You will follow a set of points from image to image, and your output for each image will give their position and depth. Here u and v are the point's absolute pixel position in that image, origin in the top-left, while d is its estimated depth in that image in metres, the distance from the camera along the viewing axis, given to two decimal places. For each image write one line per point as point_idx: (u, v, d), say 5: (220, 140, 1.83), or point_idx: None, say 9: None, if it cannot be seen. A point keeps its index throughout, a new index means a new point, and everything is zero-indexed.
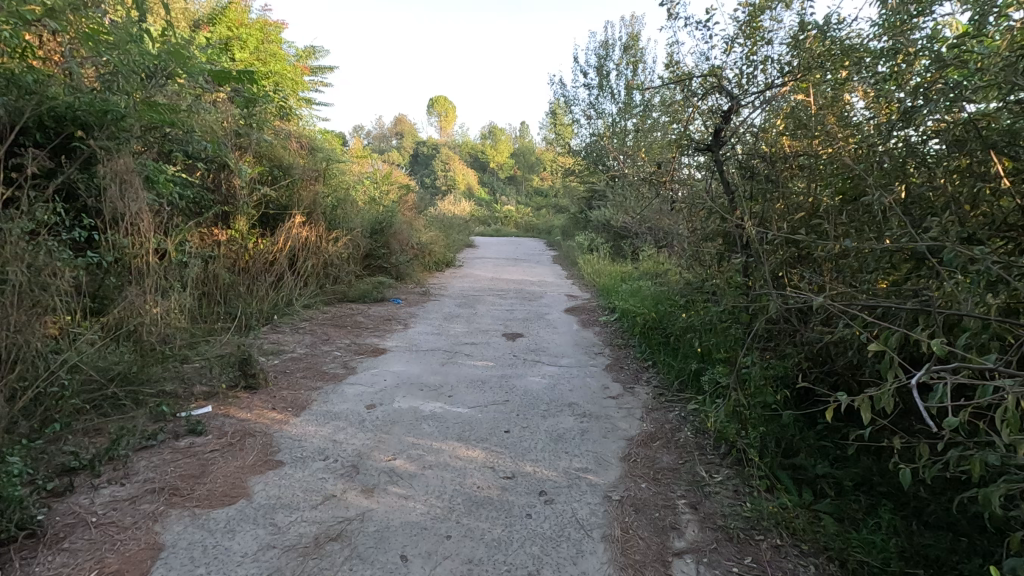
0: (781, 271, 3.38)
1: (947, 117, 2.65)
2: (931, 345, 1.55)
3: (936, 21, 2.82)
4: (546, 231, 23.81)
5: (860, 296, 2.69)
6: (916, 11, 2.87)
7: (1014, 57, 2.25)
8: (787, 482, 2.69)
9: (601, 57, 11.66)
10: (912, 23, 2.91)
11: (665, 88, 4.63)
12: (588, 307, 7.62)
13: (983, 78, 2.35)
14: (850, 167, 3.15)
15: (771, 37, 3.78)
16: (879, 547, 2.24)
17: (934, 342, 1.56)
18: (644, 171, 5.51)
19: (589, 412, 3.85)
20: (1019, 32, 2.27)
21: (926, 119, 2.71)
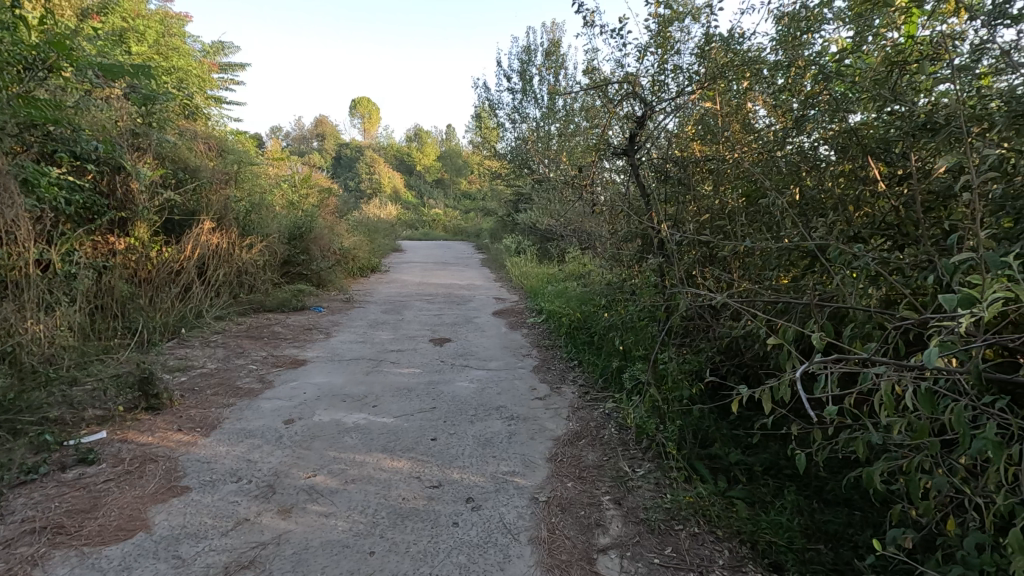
0: (694, 270, 3.57)
1: (835, 126, 2.91)
2: (814, 338, 1.68)
3: (823, 39, 3.06)
4: (474, 235, 23.82)
5: (763, 292, 2.89)
6: (806, 27, 3.12)
7: (885, 71, 2.52)
8: (703, 472, 2.82)
9: (522, 61, 11.78)
10: (804, 38, 3.15)
11: (584, 93, 4.74)
12: (515, 309, 7.66)
13: (861, 90, 2.58)
14: (751, 172, 3.36)
15: (681, 47, 3.97)
16: (786, 527, 2.38)
17: (815, 336, 1.70)
18: (567, 175, 5.62)
19: (517, 414, 3.86)
20: (893, 50, 2.50)
21: (815, 127, 2.98)
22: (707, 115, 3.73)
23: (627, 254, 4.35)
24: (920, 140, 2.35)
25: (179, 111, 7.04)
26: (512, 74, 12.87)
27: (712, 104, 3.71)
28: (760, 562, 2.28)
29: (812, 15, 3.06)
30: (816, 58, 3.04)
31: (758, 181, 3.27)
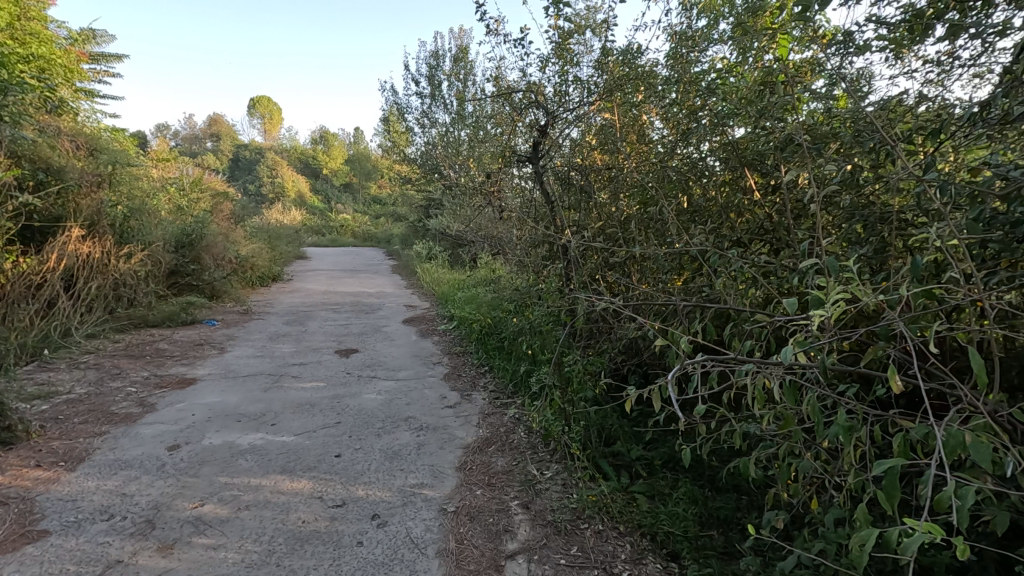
0: (597, 274, 3.70)
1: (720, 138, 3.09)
2: (691, 339, 1.79)
3: (709, 58, 3.28)
4: (385, 241, 23.27)
5: (658, 295, 3.05)
6: (693, 48, 3.30)
7: (758, 90, 2.73)
8: (607, 470, 2.92)
9: (431, 66, 11.67)
10: (693, 57, 3.34)
11: (490, 101, 4.77)
12: (426, 317, 7.54)
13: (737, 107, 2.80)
14: (645, 180, 3.54)
15: (579, 59, 4.11)
16: (681, 516, 2.53)
17: (692, 338, 1.80)
18: (475, 181, 5.64)
19: (426, 424, 3.79)
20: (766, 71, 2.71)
21: (704, 139, 3.14)
22: (606, 125, 3.88)
23: (534, 259, 4.42)
24: (783, 153, 2.58)
25: (40, 105, 6.25)
26: (421, 79, 12.72)
27: (610, 114, 3.87)
28: (658, 553, 2.40)
29: (697, 35, 3.25)
30: (704, 75, 3.25)
31: (652, 189, 3.44)
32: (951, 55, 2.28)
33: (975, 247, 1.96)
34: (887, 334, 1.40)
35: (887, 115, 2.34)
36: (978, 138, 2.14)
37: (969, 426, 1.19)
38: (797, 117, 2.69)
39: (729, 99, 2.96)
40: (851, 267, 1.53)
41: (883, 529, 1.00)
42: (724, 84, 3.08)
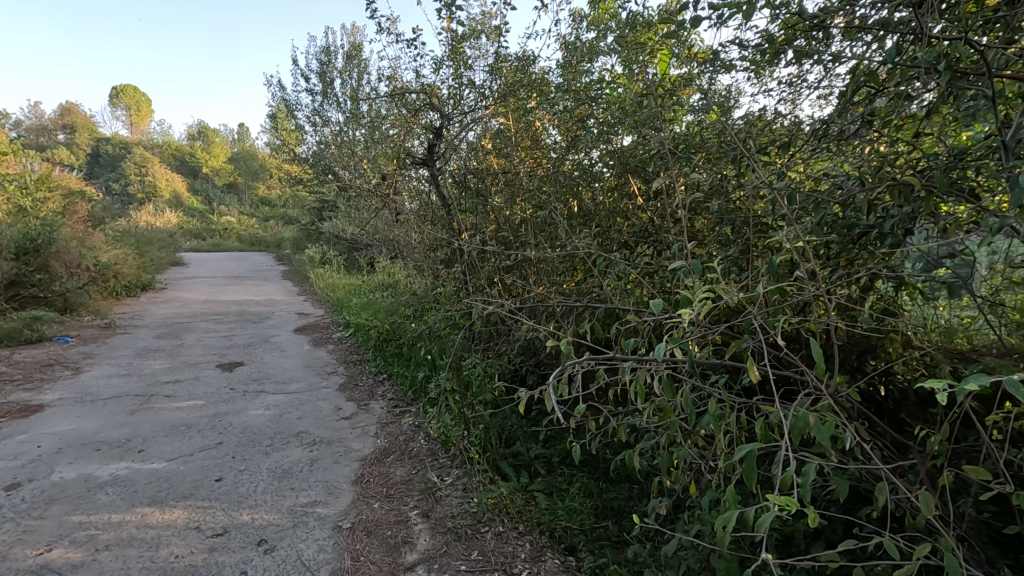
0: (494, 277, 3.73)
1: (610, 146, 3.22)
2: (567, 342, 1.84)
3: (598, 69, 3.43)
4: (275, 245, 21.88)
5: (553, 297, 3.13)
6: (582, 59, 3.43)
7: (640, 101, 2.91)
8: (507, 471, 2.96)
9: (322, 62, 11.15)
10: (584, 67, 3.47)
11: (384, 101, 4.66)
12: (320, 324, 7.17)
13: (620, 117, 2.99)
14: (538, 185, 3.62)
15: (473, 63, 4.13)
16: (577, 510, 2.62)
17: (568, 341, 1.86)
18: (371, 183, 5.47)
19: (319, 438, 3.60)
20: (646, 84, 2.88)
21: (595, 147, 3.28)
22: (501, 129, 3.92)
23: (432, 263, 4.37)
24: (660, 161, 2.76)
25: None
26: (311, 75, 12.12)
27: (503, 119, 3.92)
28: (556, 548, 2.46)
29: (585, 48, 3.39)
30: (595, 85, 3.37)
31: (545, 193, 3.53)
32: (800, 77, 2.57)
33: (821, 248, 2.22)
34: (743, 328, 1.55)
35: (748, 129, 2.60)
36: (820, 151, 2.42)
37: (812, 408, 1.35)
38: (672, 128, 2.89)
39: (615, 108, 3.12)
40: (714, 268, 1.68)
41: (739, 510, 1.09)
42: (611, 94, 3.22)
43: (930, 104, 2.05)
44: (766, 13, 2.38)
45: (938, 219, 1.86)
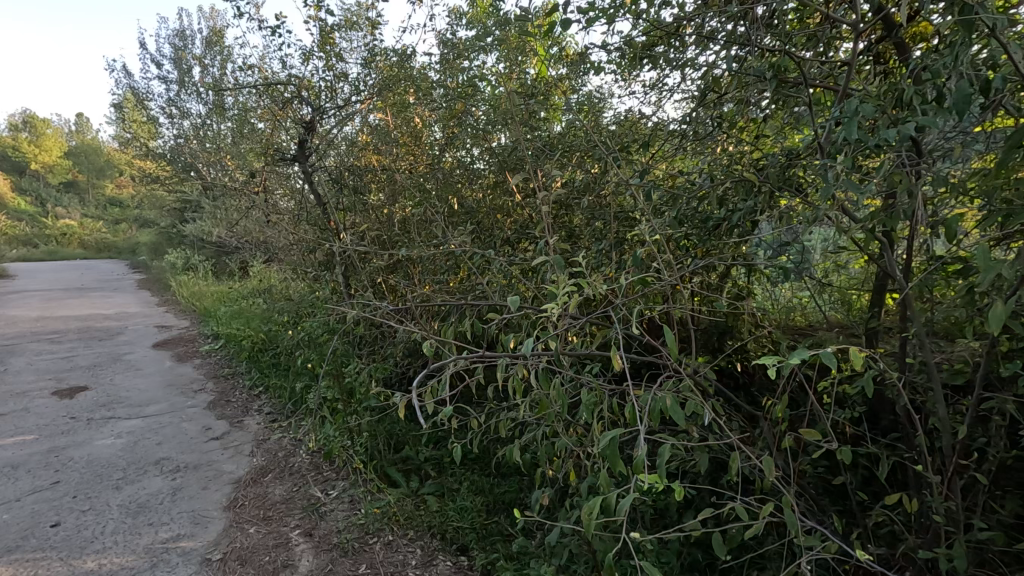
0: (376, 278, 3.59)
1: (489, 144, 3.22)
2: (441, 342, 1.80)
3: (478, 67, 3.36)
4: (128, 252, 19.46)
5: (436, 296, 3.08)
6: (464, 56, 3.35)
7: (516, 100, 2.95)
8: (396, 477, 2.87)
9: (176, 46, 10.05)
10: (465, 64, 3.40)
11: (246, 91, 4.29)
12: (184, 338, 6.48)
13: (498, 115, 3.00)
14: (418, 183, 3.54)
15: (345, 55, 3.93)
16: (468, 509, 2.62)
17: (444, 341, 1.83)
18: (236, 180, 5.02)
19: (183, 464, 3.24)
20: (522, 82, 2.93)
21: (474, 145, 3.27)
22: (377, 124, 3.77)
23: (308, 266, 4.11)
24: (535, 158, 2.83)
25: None
26: (163, 60, 10.88)
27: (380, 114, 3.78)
28: (449, 550, 2.44)
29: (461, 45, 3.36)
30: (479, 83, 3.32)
31: (425, 191, 3.46)
32: (660, 80, 2.74)
33: (682, 239, 2.40)
34: (604, 318, 1.63)
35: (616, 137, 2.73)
36: (679, 150, 2.62)
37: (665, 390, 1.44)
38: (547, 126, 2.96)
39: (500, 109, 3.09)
40: (580, 261, 1.73)
41: (602, 498, 1.12)
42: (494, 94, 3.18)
43: (766, 109, 2.29)
44: (627, 20, 2.52)
45: (773, 212, 2.09)
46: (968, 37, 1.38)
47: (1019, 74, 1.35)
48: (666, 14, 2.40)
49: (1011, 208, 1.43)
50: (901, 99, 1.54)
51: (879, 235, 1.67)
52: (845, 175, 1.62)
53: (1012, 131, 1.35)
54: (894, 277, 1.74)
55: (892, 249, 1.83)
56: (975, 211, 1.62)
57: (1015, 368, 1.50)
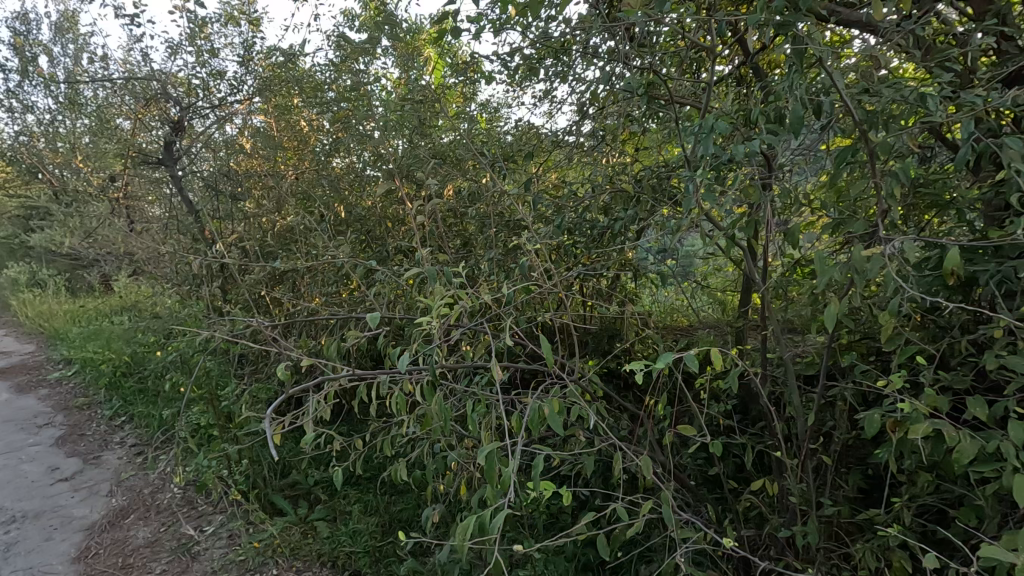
0: (258, 292, 3.34)
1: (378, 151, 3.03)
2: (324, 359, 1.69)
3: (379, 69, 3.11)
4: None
5: (325, 309, 2.92)
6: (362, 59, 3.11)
7: (408, 106, 2.89)
8: (282, 505, 2.67)
9: (16, 29, 8.76)
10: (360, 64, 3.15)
11: (102, 85, 3.83)
12: (29, 363, 5.64)
13: (391, 121, 2.92)
14: (304, 190, 3.34)
15: (220, 50, 3.64)
16: (362, 531, 2.50)
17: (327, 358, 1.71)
18: (92, 184, 4.46)
19: (23, 512, 2.83)
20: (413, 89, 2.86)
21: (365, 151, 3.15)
22: (259, 127, 3.52)
23: (180, 279, 3.73)
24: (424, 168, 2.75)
25: None
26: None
27: (261, 116, 3.54)
28: None
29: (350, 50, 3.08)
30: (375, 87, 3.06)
31: (312, 198, 3.29)
32: (550, 92, 2.81)
33: (570, 247, 2.48)
34: (489, 328, 1.62)
35: (509, 150, 2.76)
36: (569, 161, 2.69)
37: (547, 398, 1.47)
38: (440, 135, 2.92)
39: (401, 115, 2.91)
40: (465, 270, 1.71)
41: (477, 516, 1.11)
42: (391, 100, 3.01)
43: (646, 124, 2.43)
44: (514, 32, 2.56)
45: (651, 221, 2.21)
46: (801, 66, 1.54)
47: (843, 102, 1.54)
48: (551, 28, 2.47)
49: (841, 219, 1.62)
50: (748, 120, 1.70)
51: (738, 243, 1.82)
52: (707, 188, 1.76)
53: (838, 151, 1.53)
54: (753, 280, 1.91)
55: (751, 255, 2.01)
56: (815, 221, 1.82)
57: (850, 360, 1.70)
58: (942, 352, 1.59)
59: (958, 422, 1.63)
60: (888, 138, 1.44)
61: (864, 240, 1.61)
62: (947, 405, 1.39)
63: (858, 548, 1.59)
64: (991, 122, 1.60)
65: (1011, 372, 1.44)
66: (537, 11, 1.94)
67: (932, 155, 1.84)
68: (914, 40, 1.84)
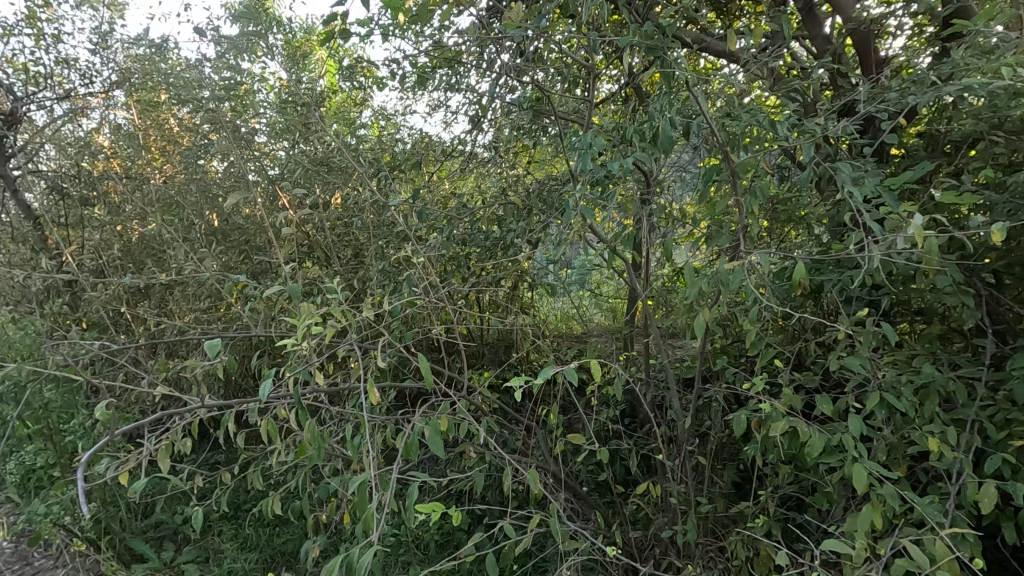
0: (115, 309, 2.96)
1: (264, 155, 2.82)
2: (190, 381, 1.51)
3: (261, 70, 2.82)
4: None
5: (194, 328, 2.64)
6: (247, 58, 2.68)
7: (293, 110, 2.69)
8: (143, 549, 2.38)
9: None
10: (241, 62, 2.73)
11: None
12: None
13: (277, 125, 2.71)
14: (173, 196, 2.99)
15: (67, 34, 3.18)
16: (238, 569, 2.29)
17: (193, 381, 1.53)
18: None
19: None
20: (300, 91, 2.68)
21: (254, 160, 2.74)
22: (122, 125, 3.11)
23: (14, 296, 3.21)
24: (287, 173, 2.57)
25: None
26: None
27: (125, 112, 3.12)
28: None
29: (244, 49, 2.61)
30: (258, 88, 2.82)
31: (181, 204, 2.97)
32: (445, 101, 2.77)
33: (464, 258, 2.45)
34: (372, 346, 1.53)
35: (404, 158, 2.68)
36: (465, 172, 2.66)
37: (433, 417, 1.41)
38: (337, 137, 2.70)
39: (284, 118, 2.71)
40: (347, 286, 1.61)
41: (346, 554, 1.03)
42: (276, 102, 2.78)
43: (539, 138, 2.46)
44: (406, 39, 2.48)
45: (542, 233, 2.23)
46: (672, 89, 1.64)
47: (708, 124, 1.65)
48: (443, 37, 2.42)
49: (709, 232, 1.74)
50: (626, 137, 1.77)
51: (621, 255, 1.89)
52: (590, 202, 1.81)
53: (706, 169, 1.64)
54: (635, 291, 1.99)
55: (633, 267, 2.10)
56: (689, 234, 1.94)
57: (720, 364, 1.82)
58: (797, 354, 1.75)
59: (811, 417, 1.80)
60: (747, 159, 1.56)
61: (729, 253, 1.73)
62: (800, 403, 1.52)
63: (730, 541, 1.70)
64: (830, 147, 1.80)
65: (849, 370, 1.62)
66: (425, 18, 1.88)
67: (787, 176, 2.04)
68: (769, 71, 2.03)
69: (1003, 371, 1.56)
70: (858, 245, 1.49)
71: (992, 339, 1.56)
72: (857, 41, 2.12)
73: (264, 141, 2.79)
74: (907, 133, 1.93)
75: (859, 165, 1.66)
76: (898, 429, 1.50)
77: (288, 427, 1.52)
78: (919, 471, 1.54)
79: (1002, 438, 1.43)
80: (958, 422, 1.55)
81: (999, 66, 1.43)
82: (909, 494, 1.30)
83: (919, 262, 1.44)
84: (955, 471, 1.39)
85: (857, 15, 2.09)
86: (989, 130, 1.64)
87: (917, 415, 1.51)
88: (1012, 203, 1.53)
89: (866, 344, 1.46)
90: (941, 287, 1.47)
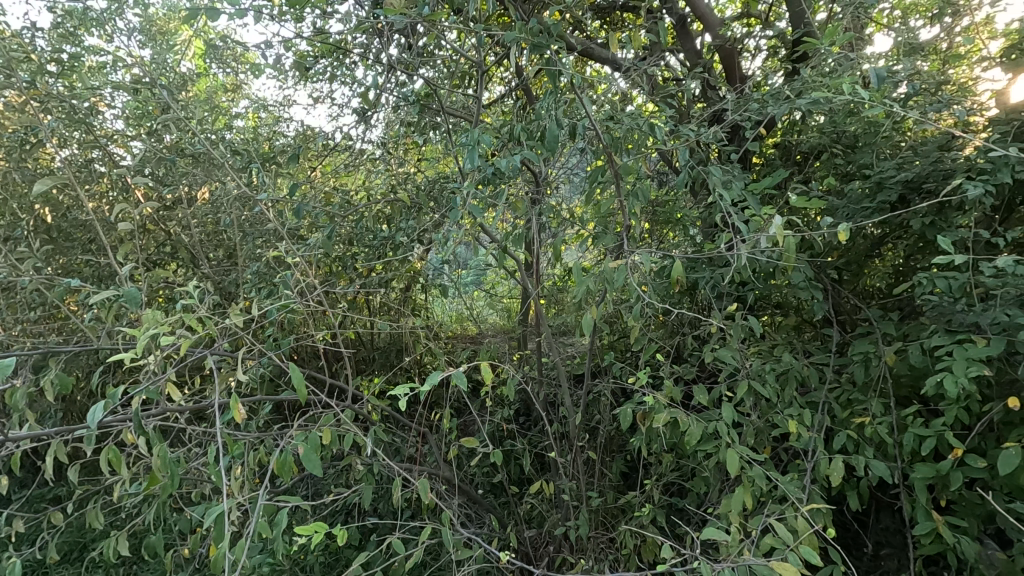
0: None
1: (114, 144, 2.44)
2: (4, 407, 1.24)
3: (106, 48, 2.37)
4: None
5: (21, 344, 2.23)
6: (89, 30, 2.28)
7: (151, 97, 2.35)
8: None
9: None
10: (81, 34, 2.29)
11: None
12: None
13: (129, 110, 2.36)
14: None
15: None
16: None
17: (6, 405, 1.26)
18: None
19: None
20: (160, 73, 2.35)
21: (91, 144, 2.29)
22: None
23: None
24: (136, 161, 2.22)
25: None
26: None
27: None
28: None
29: (89, 19, 2.21)
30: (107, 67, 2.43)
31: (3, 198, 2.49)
32: (328, 92, 2.59)
33: (351, 260, 2.31)
34: (240, 357, 1.37)
35: (283, 152, 2.47)
36: (352, 169, 2.51)
37: (313, 431, 1.30)
38: (204, 126, 2.40)
39: (139, 103, 2.36)
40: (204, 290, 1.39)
41: None
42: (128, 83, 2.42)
43: (429, 136, 2.38)
44: (284, 23, 2.27)
45: (433, 232, 2.16)
46: (558, 90, 1.65)
47: (593, 126, 1.68)
48: (326, 24, 2.25)
49: (596, 233, 1.78)
50: (516, 137, 1.75)
51: (512, 255, 1.88)
52: (481, 201, 1.77)
53: (591, 171, 1.67)
54: (528, 292, 2.00)
55: (525, 267, 2.10)
56: (577, 235, 1.98)
57: (607, 360, 1.88)
58: (675, 349, 1.85)
59: (689, 406, 1.91)
60: (629, 162, 1.62)
61: (615, 252, 1.79)
62: (680, 395, 1.60)
63: (619, 532, 1.76)
64: (702, 153, 1.93)
65: (722, 361, 1.73)
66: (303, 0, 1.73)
67: (666, 179, 2.15)
68: (648, 80, 2.13)
69: (845, 356, 1.76)
70: (728, 245, 1.60)
71: (836, 328, 1.75)
72: (723, 57, 2.30)
73: (115, 127, 2.42)
74: (765, 143, 2.12)
75: (726, 170, 1.80)
76: (763, 414, 1.64)
77: (137, 454, 1.31)
78: (781, 450, 1.69)
79: (846, 416, 1.61)
80: (810, 404, 1.72)
81: (839, 85, 1.61)
82: (773, 473, 1.41)
83: (778, 260, 1.57)
84: (810, 448, 1.54)
85: (723, 33, 2.28)
86: (830, 143, 1.86)
87: (778, 399, 1.65)
88: (849, 207, 1.73)
89: (736, 337, 1.57)
90: (796, 282, 1.62)
